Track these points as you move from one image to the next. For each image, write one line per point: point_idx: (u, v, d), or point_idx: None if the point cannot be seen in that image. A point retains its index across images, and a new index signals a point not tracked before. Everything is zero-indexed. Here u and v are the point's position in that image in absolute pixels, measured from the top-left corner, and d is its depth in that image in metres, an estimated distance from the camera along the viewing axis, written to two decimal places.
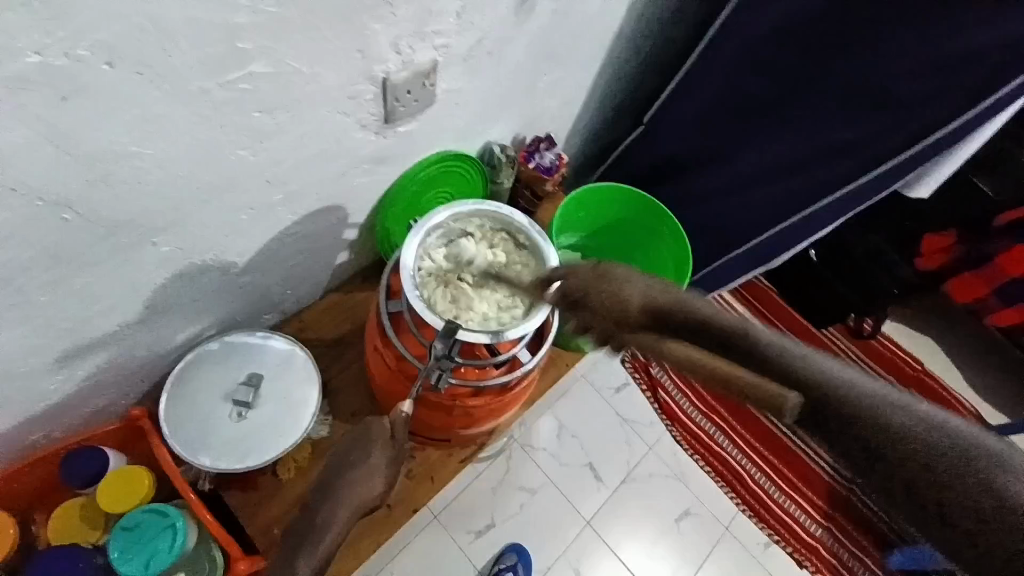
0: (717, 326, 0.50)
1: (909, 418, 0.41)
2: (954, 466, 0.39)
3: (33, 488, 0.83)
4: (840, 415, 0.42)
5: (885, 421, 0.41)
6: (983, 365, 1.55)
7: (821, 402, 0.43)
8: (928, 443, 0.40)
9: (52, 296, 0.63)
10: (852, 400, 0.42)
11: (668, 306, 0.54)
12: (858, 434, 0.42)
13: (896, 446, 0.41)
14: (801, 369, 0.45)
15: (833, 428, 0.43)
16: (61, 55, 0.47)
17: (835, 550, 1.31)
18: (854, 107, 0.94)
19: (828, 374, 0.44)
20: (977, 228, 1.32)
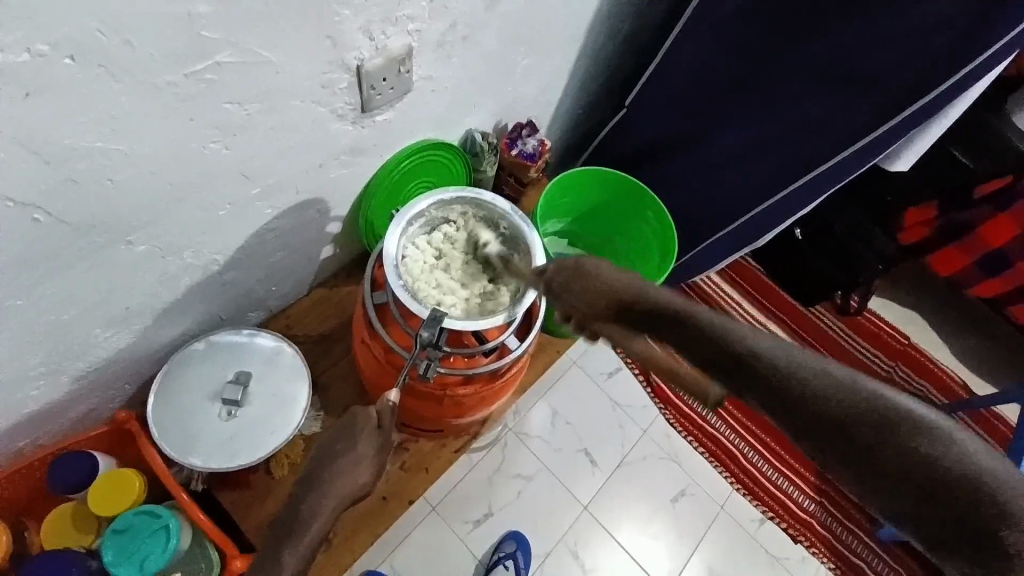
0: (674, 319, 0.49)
1: (871, 406, 0.38)
2: (903, 451, 0.36)
3: (21, 496, 0.82)
4: (794, 405, 0.40)
5: (842, 415, 0.39)
6: (967, 335, 1.58)
7: (775, 391, 0.41)
8: (893, 440, 0.37)
9: (27, 300, 0.62)
10: (807, 394, 0.40)
11: (636, 298, 0.53)
12: (815, 423, 0.39)
13: (860, 440, 0.38)
14: (760, 363, 0.43)
15: (790, 423, 0.41)
16: (22, 51, 0.46)
17: (828, 523, 1.33)
18: (831, 81, 0.94)
19: (783, 361, 0.42)
20: (957, 199, 1.34)
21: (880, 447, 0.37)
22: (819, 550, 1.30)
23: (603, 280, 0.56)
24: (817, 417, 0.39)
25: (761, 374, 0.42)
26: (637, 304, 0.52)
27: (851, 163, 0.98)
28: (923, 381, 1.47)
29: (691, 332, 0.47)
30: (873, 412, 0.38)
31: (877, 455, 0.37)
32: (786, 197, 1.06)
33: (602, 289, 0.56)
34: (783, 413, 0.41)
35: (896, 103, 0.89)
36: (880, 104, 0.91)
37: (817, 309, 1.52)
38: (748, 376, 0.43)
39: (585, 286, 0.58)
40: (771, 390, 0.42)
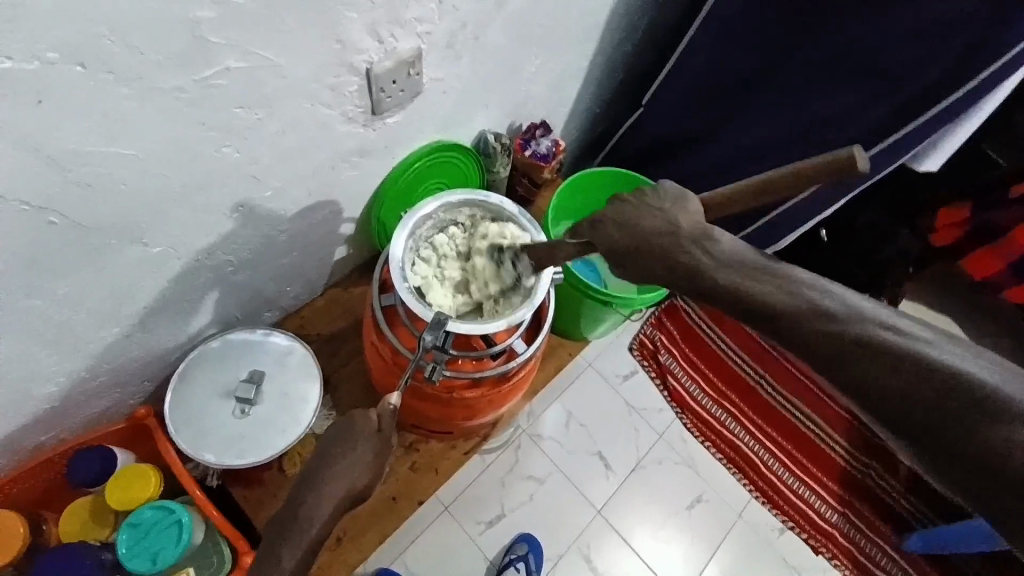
0: (751, 289, 0.49)
1: (922, 359, 0.43)
2: (937, 390, 0.42)
3: (43, 487, 0.85)
4: (862, 355, 0.45)
5: (904, 365, 0.44)
6: (1004, 341, 1.51)
7: (846, 347, 0.45)
8: (948, 386, 0.42)
9: (44, 299, 0.64)
10: (886, 345, 0.44)
11: (702, 238, 0.52)
12: (878, 374, 0.44)
13: (922, 386, 0.43)
14: (841, 321, 0.46)
15: (873, 376, 0.44)
16: (31, 59, 0.47)
17: (852, 535, 1.29)
18: (854, 78, 0.91)
19: (857, 318, 0.46)
20: (991, 199, 1.28)
21: (935, 395, 0.42)
22: (842, 561, 1.26)
23: (665, 216, 0.54)
24: (885, 364, 0.44)
25: (836, 333, 0.46)
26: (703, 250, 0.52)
27: (875, 162, 0.94)
28: None
29: (773, 289, 0.49)
30: (923, 362, 0.43)
31: (937, 396, 0.42)
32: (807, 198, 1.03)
33: (657, 221, 0.54)
34: (840, 365, 0.46)
35: (922, 101, 0.86)
36: (903, 101, 0.87)
37: None
38: (832, 335, 0.46)
39: (636, 221, 0.55)
40: (843, 343, 0.45)
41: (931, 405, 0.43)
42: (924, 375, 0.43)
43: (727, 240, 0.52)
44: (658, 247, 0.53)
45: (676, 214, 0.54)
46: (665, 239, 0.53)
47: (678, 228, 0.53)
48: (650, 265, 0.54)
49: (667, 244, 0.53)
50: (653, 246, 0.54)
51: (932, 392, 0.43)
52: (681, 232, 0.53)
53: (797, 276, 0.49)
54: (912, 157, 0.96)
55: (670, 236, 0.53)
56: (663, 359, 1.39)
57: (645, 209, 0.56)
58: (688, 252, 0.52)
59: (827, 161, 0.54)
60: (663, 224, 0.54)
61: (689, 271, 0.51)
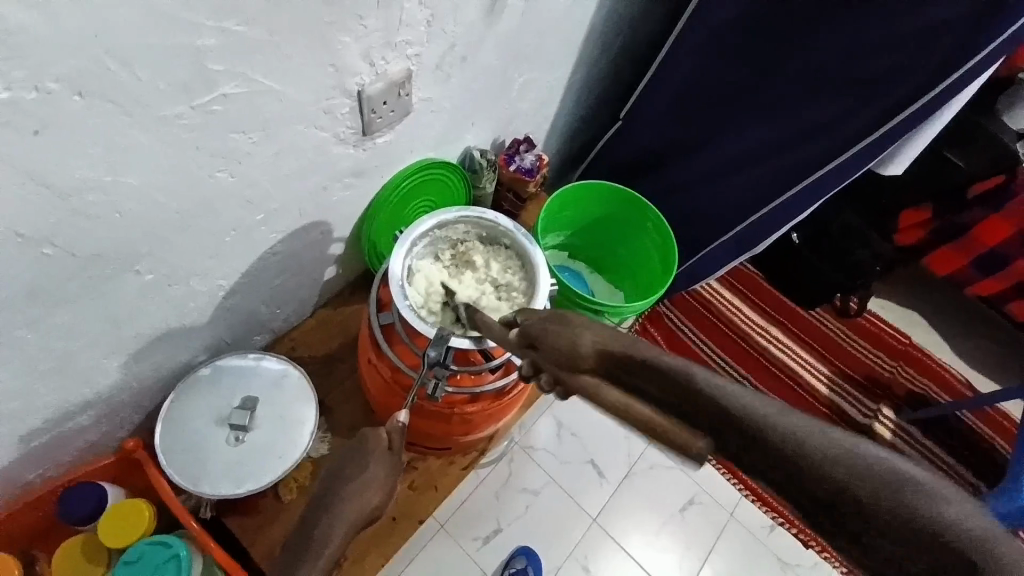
0: (663, 371, 0.43)
1: (854, 461, 0.34)
2: (864, 492, 0.33)
3: (29, 529, 0.81)
4: (785, 465, 0.35)
5: (835, 470, 0.34)
6: (968, 333, 1.59)
7: (746, 442, 0.37)
8: (884, 495, 0.32)
9: (36, 333, 0.62)
10: (780, 440, 0.36)
11: (608, 348, 0.49)
12: (810, 480, 0.34)
13: (852, 489, 0.33)
14: (734, 405, 0.38)
15: (769, 469, 0.36)
16: (32, 89, 0.47)
17: (838, 528, 1.32)
18: (822, 89, 0.96)
19: (760, 415, 0.37)
20: (951, 199, 1.35)
21: (897, 528, 0.32)
22: (831, 554, 1.30)
23: (568, 334, 0.53)
24: (808, 477, 0.34)
25: (751, 430, 0.37)
26: (615, 351, 0.48)
27: (847, 167, 0.99)
28: (926, 380, 1.47)
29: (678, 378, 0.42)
30: (859, 467, 0.33)
31: (859, 506, 0.33)
32: (783, 203, 1.07)
33: (566, 339, 0.53)
34: (770, 476, 0.37)
35: (887, 110, 0.91)
36: (869, 109, 0.92)
37: (818, 313, 1.52)
38: (747, 431, 0.37)
39: (562, 336, 0.54)
40: (751, 441, 0.37)
41: (874, 522, 0.32)
42: (859, 477, 0.33)
43: (617, 344, 0.48)
44: (563, 344, 0.52)
45: (576, 327, 0.54)
46: (591, 352, 0.50)
47: (575, 344, 0.52)
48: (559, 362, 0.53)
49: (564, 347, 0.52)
50: (572, 355, 0.52)
51: (849, 505, 0.33)
52: (578, 351, 0.51)
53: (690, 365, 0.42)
54: (878, 161, 0.99)
55: (577, 349, 0.51)
56: None
57: (557, 329, 0.55)
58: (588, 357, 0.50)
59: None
60: (565, 340, 0.53)
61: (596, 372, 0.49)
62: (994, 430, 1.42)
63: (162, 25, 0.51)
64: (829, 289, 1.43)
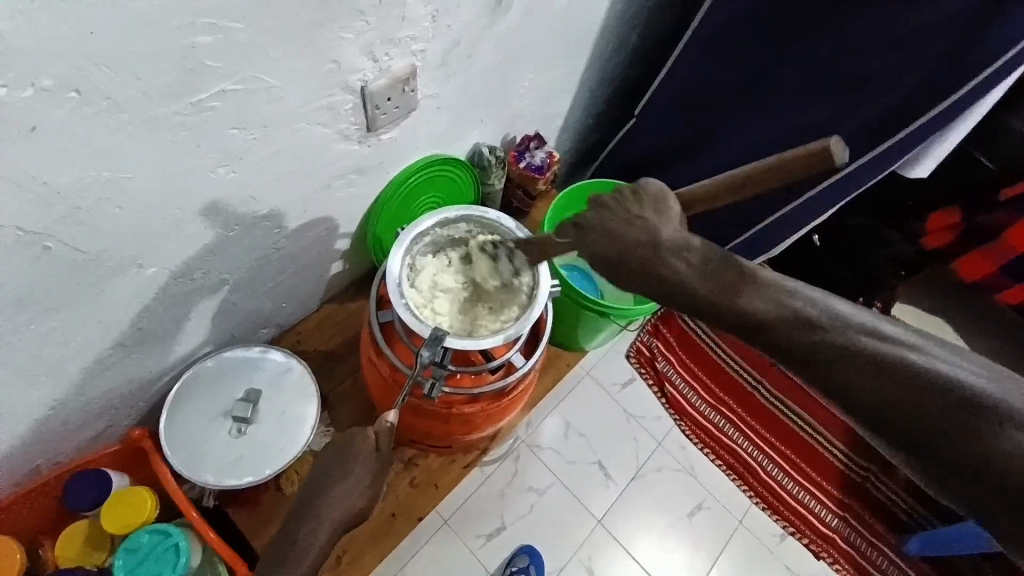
0: (725, 284, 0.49)
1: (954, 380, 0.43)
2: (924, 396, 0.43)
3: (36, 514, 0.84)
4: (909, 387, 0.44)
5: (943, 391, 0.43)
6: (994, 340, 1.53)
7: (828, 355, 0.46)
8: (985, 409, 0.42)
9: (39, 325, 0.64)
10: (867, 350, 0.45)
11: (687, 247, 0.52)
12: (878, 393, 0.44)
13: (916, 396, 0.43)
14: (858, 334, 0.46)
15: (863, 384, 0.45)
16: (26, 87, 0.47)
17: (852, 539, 1.29)
18: (842, 89, 0.92)
19: (896, 344, 0.45)
20: (980, 202, 1.30)
21: (956, 425, 0.43)
22: (843, 566, 1.26)
23: (643, 227, 0.53)
24: (927, 397, 0.43)
25: (885, 365, 0.44)
26: (723, 268, 0.50)
27: (867, 170, 0.95)
28: None
29: (804, 309, 0.47)
30: (953, 384, 0.43)
31: (968, 417, 0.43)
32: (798, 206, 1.04)
33: (637, 233, 0.53)
34: (885, 399, 0.44)
35: (908, 112, 0.87)
36: (892, 109, 0.88)
37: None
38: (873, 358, 0.45)
39: (613, 227, 0.55)
40: (867, 364, 0.45)
41: (933, 416, 0.43)
42: (921, 386, 0.43)
43: (707, 246, 0.52)
44: (656, 252, 0.52)
45: (648, 219, 0.54)
46: (633, 242, 0.53)
47: (658, 240, 0.52)
48: (647, 286, 0.52)
49: (643, 251, 0.52)
50: (620, 242, 0.54)
51: (946, 415, 0.43)
52: (660, 244, 0.52)
53: (779, 283, 0.49)
54: (902, 163, 0.96)
55: (632, 239, 0.53)
56: (661, 366, 1.39)
57: (626, 218, 0.54)
58: (670, 264, 0.51)
59: (799, 153, 0.54)
60: (645, 235, 0.53)
61: (674, 289, 0.50)
62: None
63: (156, 24, 0.51)
64: (847, 294, 1.39)
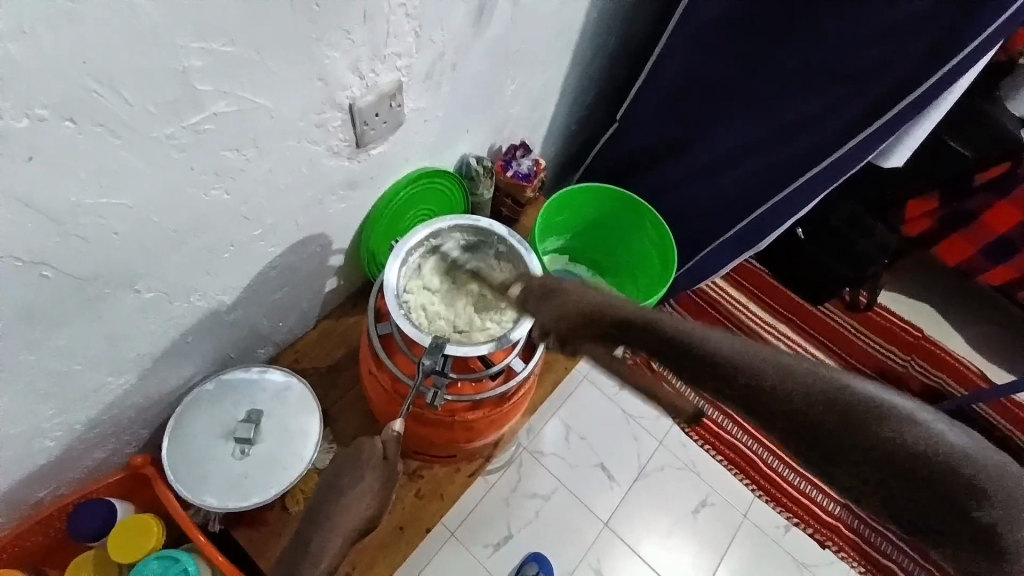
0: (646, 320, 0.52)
1: (867, 400, 0.41)
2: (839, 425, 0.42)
3: (38, 548, 0.83)
4: (855, 428, 0.41)
5: (845, 405, 0.42)
6: (979, 321, 1.56)
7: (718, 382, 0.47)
8: (867, 410, 0.41)
9: (39, 353, 0.64)
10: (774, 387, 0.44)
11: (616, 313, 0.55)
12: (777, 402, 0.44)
13: (813, 411, 0.43)
14: (770, 375, 0.45)
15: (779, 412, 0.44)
16: (23, 116, 0.48)
17: (855, 526, 1.30)
18: (814, 83, 0.95)
19: (824, 376, 0.43)
20: (956, 187, 1.34)
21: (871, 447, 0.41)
22: (848, 554, 1.28)
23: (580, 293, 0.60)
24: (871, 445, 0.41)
25: (746, 364, 0.46)
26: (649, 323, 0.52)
27: (844, 161, 0.98)
28: (941, 373, 1.44)
29: (762, 365, 0.45)
30: (872, 406, 0.41)
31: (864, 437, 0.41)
32: (782, 199, 1.07)
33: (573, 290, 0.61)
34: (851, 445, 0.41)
35: (880, 102, 0.90)
36: (864, 101, 0.92)
37: (826, 307, 1.50)
38: (843, 407, 0.42)
39: (561, 296, 0.62)
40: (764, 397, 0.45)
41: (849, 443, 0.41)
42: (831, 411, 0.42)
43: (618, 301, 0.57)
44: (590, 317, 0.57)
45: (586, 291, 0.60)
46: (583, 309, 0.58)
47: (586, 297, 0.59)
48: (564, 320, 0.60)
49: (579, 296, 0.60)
50: (578, 320, 0.58)
51: (916, 471, 0.39)
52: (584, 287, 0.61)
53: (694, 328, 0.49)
54: (878, 153, 0.99)
55: (581, 306, 0.58)
56: None
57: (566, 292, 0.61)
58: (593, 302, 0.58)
59: None
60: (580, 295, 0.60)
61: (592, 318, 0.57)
62: (1012, 421, 1.40)
63: (147, 51, 0.52)
64: (834, 283, 1.41)
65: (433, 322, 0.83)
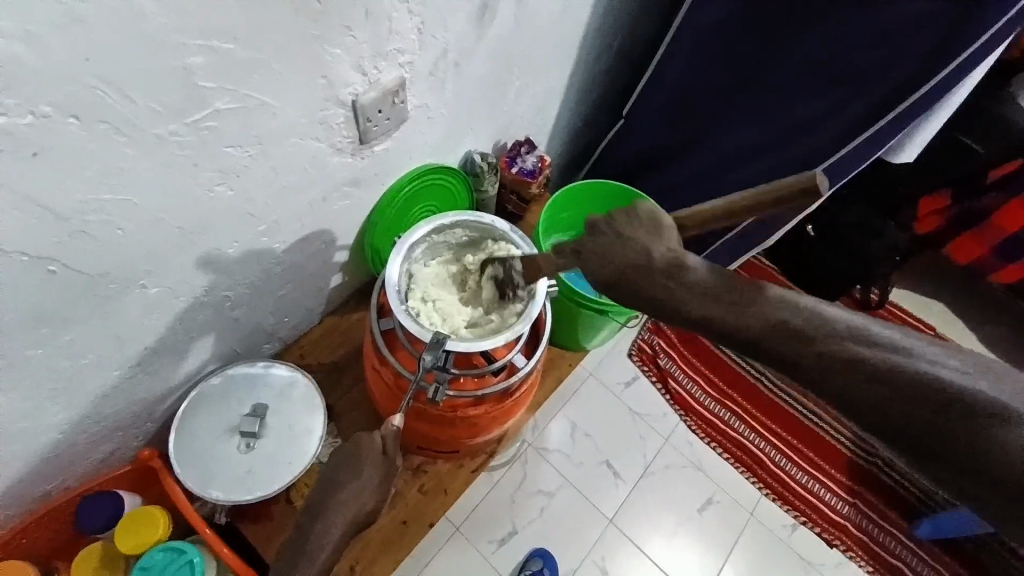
0: (722, 282, 0.48)
1: (948, 390, 0.41)
2: (929, 408, 0.41)
3: (48, 539, 0.85)
4: (933, 408, 0.41)
5: (934, 396, 0.41)
6: (993, 320, 1.54)
7: (812, 357, 0.44)
8: (960, 407, 0.41)
9: (48, 348, 0.65)
10: (860, 357, 0.43)
11: (680, 269, 0.49)
12: (861, 389, 0.43)
13: (912, 397, 0.41)
14: (850, 347, 0.43)
15: (881, 401, 0.42)
16: (27, 114, 0.49)
17: (863, 526, 1.29)
18: (822, 78, 0.94)
19: (912, 361, 0.42)
20: (970, 184, 1.31)
21: (954, 431, 0.41)
22: (856, 554, 1.26)
23: (636, 244, 0.51)
24: (944, 419, 0.41)
25: (833, 340, 0.44)
26: (719, 286, 0.48)
27: (852, 158, 0.97)
28: None
29: (823, 339, 0.44)
30: (950, 394, 0.41)
31: (950, 424, 0.41)
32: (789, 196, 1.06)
33: (636, 252, 0.51)
34: (930, 427, 0.41)
35: (889, 98, 0.89)
36: (873, 97, 0.90)
37: (836, 306, 1.48)
38: (912, 390, 0.42)
39: (612, 250, 0.52)
40: (855, 378, 0.43)
41: (921, 424, 0.41)
42: (922, 394, 0.41)
43: (702, 266, 0.49)
44: (650, 277, 0.49)
45: (645, 236, 0.52)
46: (645, 258, 0.50)
47: (650, 258, 0.50)
48: (624, 294, 0.51)
49: (637, 260, 0.50)
50: (634, 264, 0.50)
51: (974, 454, 0.40)
52: (653, 263, 0.50)
53: (779, 295, 0.47)
54: (890, 148, 0.96)
55: (645, 256, 0.50)
56: (663, 362, 1.40)
57: (617, 242, 0.52)
58: (663, 283, 0.49)
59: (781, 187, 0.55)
60: (636, 251, 0.51)
61: (671, 302, 0.49)
62: None
63: (151, 49, 0.52)
64: (843, 281, 1.40)
65: (433, 313, 0.83)
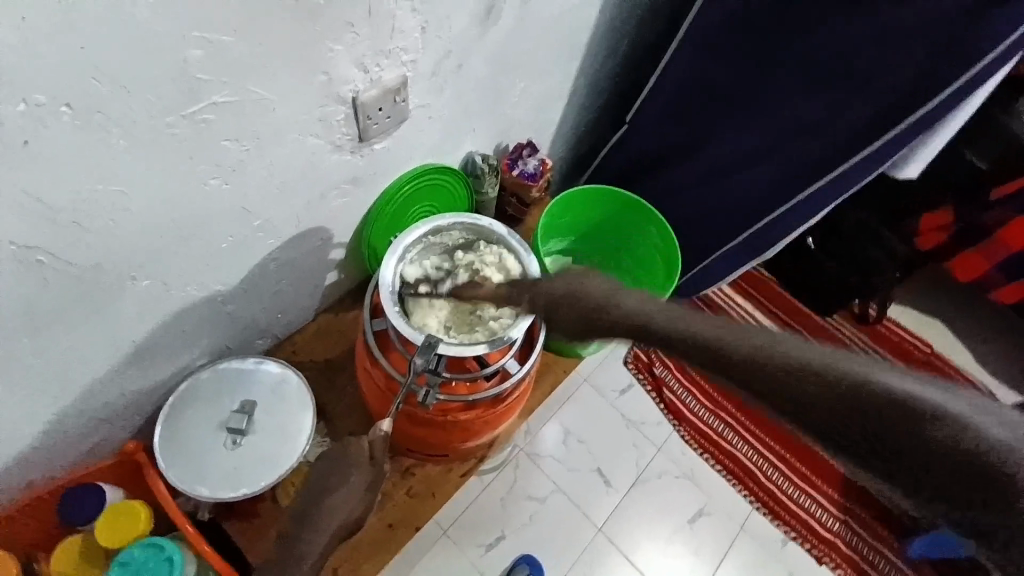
0: (670, 321, 0.46)
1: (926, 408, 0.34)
2: (908, 433, 0.34)
3: (30, 529, 0.84)
4: (918, 437, 0.34)
5: (914, 419, 0.34)
6: (991, 338, 1.53)
7: (762, 380, 0.39)
8: (946, 436, 0.33)
9: (35, 338, 0.64)
10: (820, 375, 0.37)
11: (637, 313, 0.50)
12: (826, 407, 0.36)
13: (870, 423, 0.35)
14: (819, 366, 0.37)
15: (833, 423, 0.36)
16: (19, 102, 0.48)
17: (854, 544, 1.28)
18: (828, 93, 0.93)
19: (890, 381, 0.36)
20: (973, 203, 1.30)
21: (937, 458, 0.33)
22: (845, 571, 1.25)
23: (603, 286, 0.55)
24: (899, 428, 0.34)
25: (780, 361, 0.39)
26: (674, 317, 0.47)
27: (855, 173, 0.96)
28: None
29: (768, 358, 0.39)
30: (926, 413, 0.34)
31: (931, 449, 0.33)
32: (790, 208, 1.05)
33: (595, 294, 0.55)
34: (886, 450, 0.35)
35: (895, 114, 0.88)
36: (878, 113, 0.89)
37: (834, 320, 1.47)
38: (859, 402, 0.35)
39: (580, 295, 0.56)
40: (814, 393, 0.37)
41: (897, 445, 0.34)
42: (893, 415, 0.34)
43: (660, 307, 0.49)
44: (604, 316, 0.52)
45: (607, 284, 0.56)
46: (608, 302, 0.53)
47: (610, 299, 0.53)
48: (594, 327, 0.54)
49: (599, 301, 0.54)
50: (593, 306, 0.54)
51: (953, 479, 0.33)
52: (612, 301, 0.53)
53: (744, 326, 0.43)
54: (892, 163, 0.96)
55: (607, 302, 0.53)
56: (658, 370, 1.39)
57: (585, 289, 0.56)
58: (620, 316, 0.51)
59: None
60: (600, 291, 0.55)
61: (629, 326, 0.50)
62: None
63: (147, 40, 0.51)
64: (842, 296, 1.39)
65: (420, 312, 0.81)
